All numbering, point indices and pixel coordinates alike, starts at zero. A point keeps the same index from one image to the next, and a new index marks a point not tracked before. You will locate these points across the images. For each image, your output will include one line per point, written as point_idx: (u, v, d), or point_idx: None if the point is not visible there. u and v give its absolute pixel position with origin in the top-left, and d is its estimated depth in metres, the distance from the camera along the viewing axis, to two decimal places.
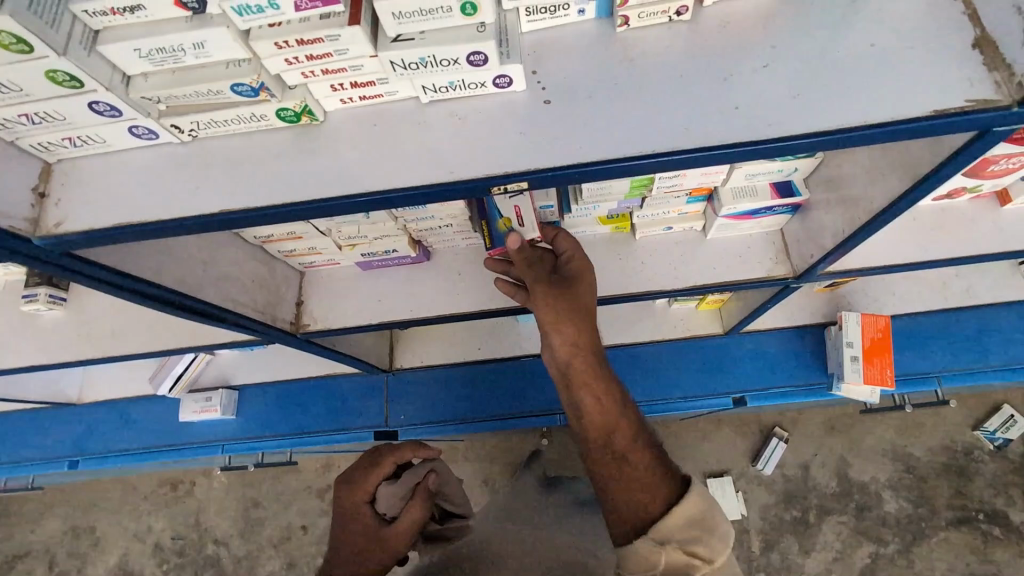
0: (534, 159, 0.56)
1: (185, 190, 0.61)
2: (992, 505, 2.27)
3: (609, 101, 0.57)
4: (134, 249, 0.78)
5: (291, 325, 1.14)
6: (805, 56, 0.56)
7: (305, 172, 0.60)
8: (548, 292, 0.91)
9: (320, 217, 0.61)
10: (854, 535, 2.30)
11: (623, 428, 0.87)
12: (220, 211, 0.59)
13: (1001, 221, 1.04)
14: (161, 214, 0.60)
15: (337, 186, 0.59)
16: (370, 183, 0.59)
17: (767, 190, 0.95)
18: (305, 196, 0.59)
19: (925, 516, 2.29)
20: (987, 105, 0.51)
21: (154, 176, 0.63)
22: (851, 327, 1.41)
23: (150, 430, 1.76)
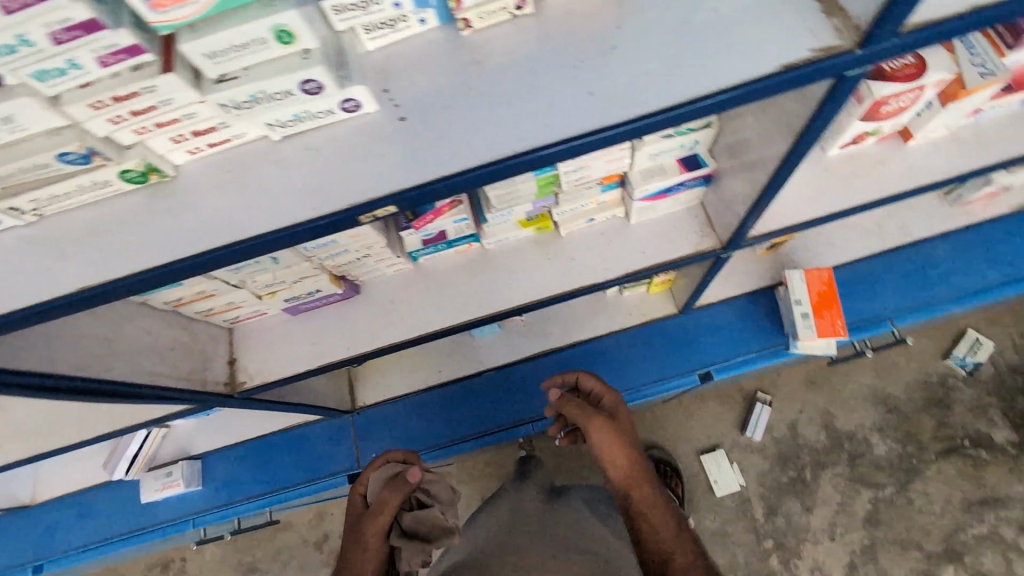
0: (401, 180, 0.54)
1: (41, 273, 0.57)
2: (976, 430, 2.26)
3: (469, 111, 0.55)
4: (18, 341, 0.73)
5: (226, 385, 1.08)
6: (651, 31, 0.55)
7: (164, 233, 0.56)
8: (598, 427, 1.08)
9: (191, 276, 0.57)
10: (850, 483, 2.26)
11: (681, 553, 0.96)
12: (78, 289, 0.55)
13: (907, 159, 1.06)
14: (11, 304, 0.55)
15: (198, 242, 0.55)
16: (233, 232, 0.55)
17: (675, 166, 0.95)
18: (166, 258, 0.55)
19: (914, 452, 2.26)
20: (831, 53, 0.51)
21: (6, 264, 0.58)
22: (798, 284, 1.41)
23: (114, 517, 1.67)
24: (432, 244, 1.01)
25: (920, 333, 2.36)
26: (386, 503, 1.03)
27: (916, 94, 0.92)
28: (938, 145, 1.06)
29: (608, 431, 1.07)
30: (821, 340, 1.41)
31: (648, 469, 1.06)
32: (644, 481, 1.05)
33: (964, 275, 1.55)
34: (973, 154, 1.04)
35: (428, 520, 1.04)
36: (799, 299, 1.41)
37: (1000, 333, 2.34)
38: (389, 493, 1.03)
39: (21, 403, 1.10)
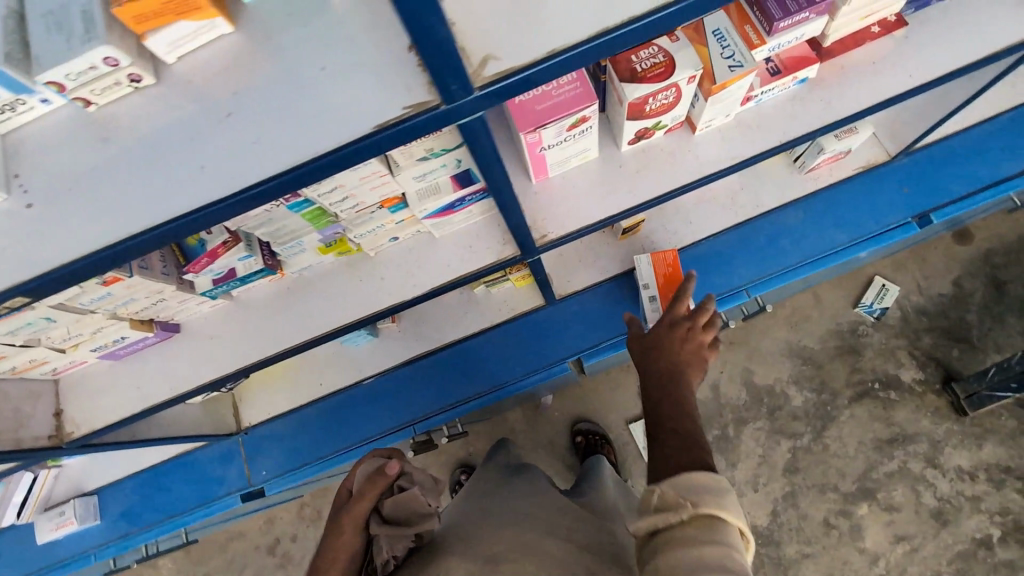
0: (27, 270, 0.54)
1: None
2: (885, 371, 2.25)
3: (91, 192, 0.55)
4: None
5: (51, 438, 1.09)
6: (263, 96, 0.55)
7: None
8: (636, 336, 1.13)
9: None
10: (771, 435, 2.27)
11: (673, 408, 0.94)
12: None
13: (695, 149, 1.07)
14: None
15: None
16: None
17: (449, 183, 0.95)
18: None
19: (828, 400, 2.27)
20: (420, 109, 0.51)
21: None
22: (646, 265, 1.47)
23: (16, 560, 1.69)
24: (225, 282, 1.01)
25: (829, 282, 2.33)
26: (365, 491, 0.87)
27: (673, 92, 0.92)
28: (725, 131, 1.07)
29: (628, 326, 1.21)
30: None
31: (651, 366, 1.04)
32: (643, 372, 1.05)
33: (817, 241, 1.59)
34: (758, 138, 1.05)
35: (407, 506, 0.86)
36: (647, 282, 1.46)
37: (907, 276, 2.31)
38: (364, 482, 0.87)
39: None
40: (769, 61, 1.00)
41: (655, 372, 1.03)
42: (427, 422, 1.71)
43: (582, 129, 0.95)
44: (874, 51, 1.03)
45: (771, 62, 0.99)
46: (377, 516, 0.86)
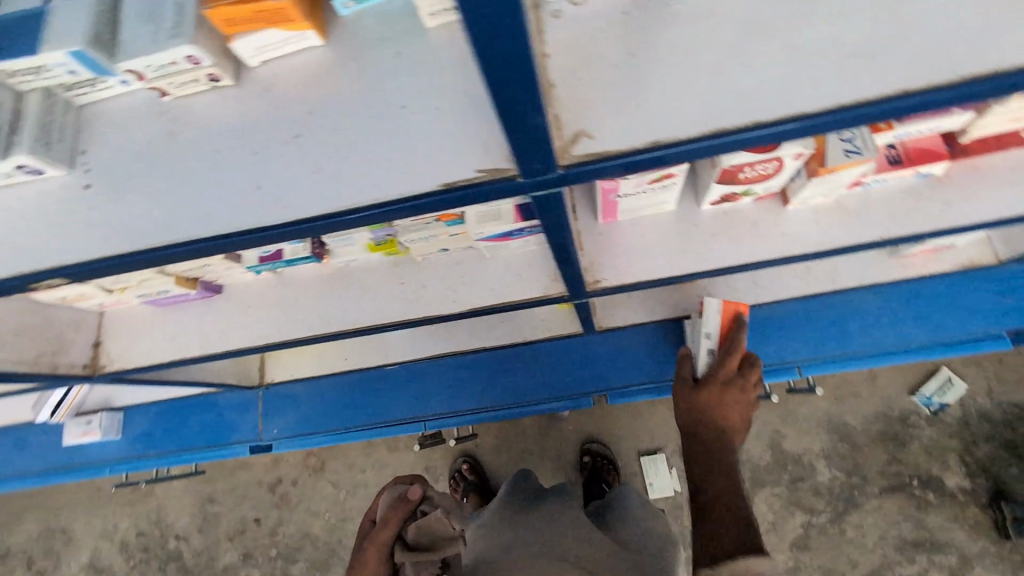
0: (67, 255, 0.53)
1: None
2: (927, 470, 2.08)
3: (144, 186, 0.53)
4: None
5: (86, 367, 1.13)
6: (335, 124, 0.51)
7: None
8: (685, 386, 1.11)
9: None
10: (786, 506, 2.14)
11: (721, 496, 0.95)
12: None
13: (782, 223, 0.98)
14: None
15: None
16: None
17: (510, 212, 0.90)
18: None
19: (857, 483, 2.11)
20: (496, 175, 0.47)
21: None
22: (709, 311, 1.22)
23: (42, 452, 1.81)
24: (270, 261, 1.03)
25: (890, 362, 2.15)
26: (388, 518, 0.85)
27: (774, 165, 0.84)
28: (819, 211, 0.97)
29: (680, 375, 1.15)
30: None
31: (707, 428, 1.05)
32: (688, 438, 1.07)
33: (890, 334, 1.44)
34: (854, 227, 0.94)
35: (431, 532, 0.85)
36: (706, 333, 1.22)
37: (978, 374, 2.11)
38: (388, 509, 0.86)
39: None
40: (892, 147, 0.88)
41: (707, 437, 1.04)
42: (441, 420, 1.68)
43: (665, 184, 0.87)
44: (1016, 159, 0.90)
45: (894, 149, 0.88)
46: (402, 544, 0.85)
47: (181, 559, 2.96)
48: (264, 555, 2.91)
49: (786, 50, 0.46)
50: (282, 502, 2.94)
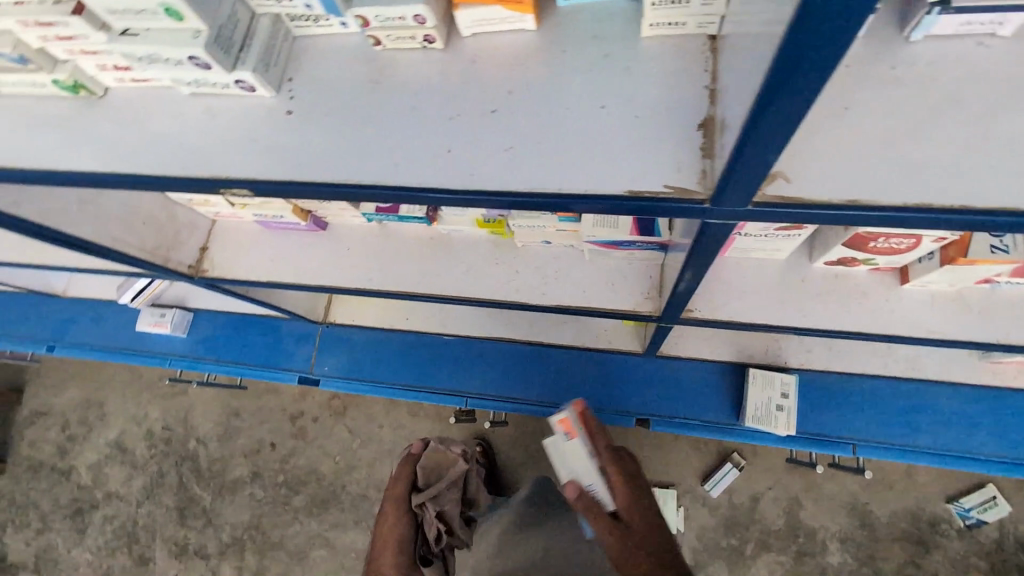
0: (260, 170, 0.57)
1: None
2: None
3: (340, 125, 0.57)
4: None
5: (190, 268, 1.21)
6: (531, 108, 0.54)
7: (78, 142, 0.64)
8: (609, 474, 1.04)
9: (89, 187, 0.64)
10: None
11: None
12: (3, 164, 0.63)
13: (895, 300, 0.95)
14: None
15: (102, 158, 0.62)
16: (125, 162, 0.62)
17: (628, 223, 0.91)
18: (70, 166, 0.62)
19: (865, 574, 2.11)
20: (682, 195, 0.48)
21: None
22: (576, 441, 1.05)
23: (114, 331, 1.95)
24: (384, 213, 1.07)
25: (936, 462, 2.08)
26: (397, 479, 1.34)
27: (911, 241, 0.82)
28: (934, 298, 0.94)
29: (594, 515, 1.00)
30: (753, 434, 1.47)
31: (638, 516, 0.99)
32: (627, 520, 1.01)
33: (958, 437, 1.39)
34: (968, 322, 0.92)
35: (435, 460, 1.40)
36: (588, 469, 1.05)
37: None
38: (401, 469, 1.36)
39: None
40: None
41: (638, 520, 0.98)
42: (480, 401, 1.67)
43: (790, 232, 0.87)
44: None
45: None
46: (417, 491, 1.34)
47: (195, 462, 3.12)
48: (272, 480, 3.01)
49: (1004, 137, 0.46)
50: (299, 435, 3.05)
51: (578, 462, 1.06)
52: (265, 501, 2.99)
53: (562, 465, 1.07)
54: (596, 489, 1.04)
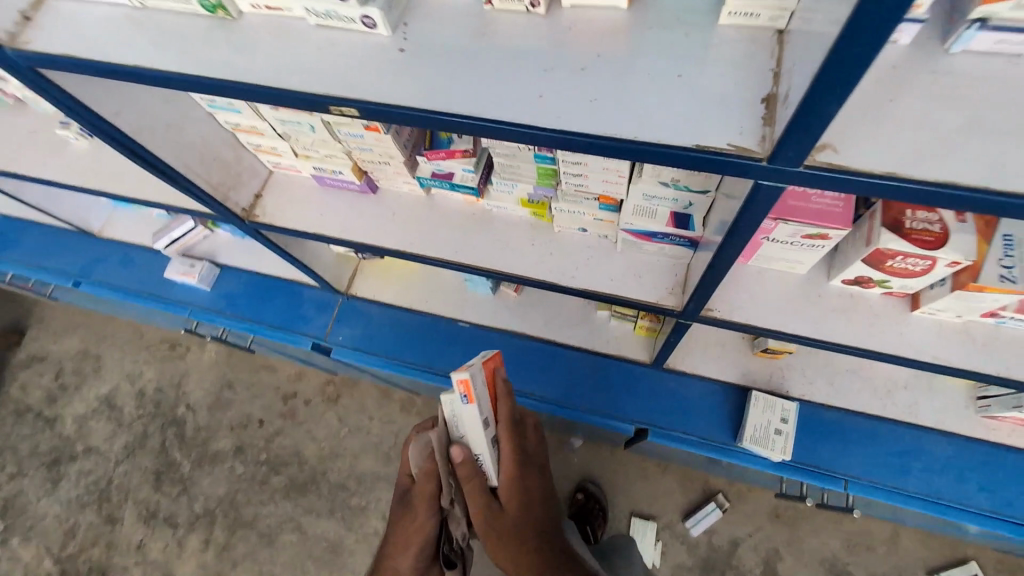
0: (372, 94, 0.66)
1: (139, 49, 0.75)
2: None
3: (446, 65, 0.66)
4: (93, 86, 0.92)
5: (244, 211, 1.28)
6: (617, 70, 0.62)
7: (211, 58, 0.73)
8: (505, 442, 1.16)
9: (215, 95, 0.73)
10: None
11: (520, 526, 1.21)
12: (149, 68, 0.73)
13: (904, 324, 1.01)
14: (112, 62, 0.75)
15: (233, 73, 0.71)
16: (252, 77, 0.70)
17: (665, 216, 0.98)
18: (206, 76, 0.72)
19: None
20: (742, 153, 0.56)
21: (107, 26, 0.77)
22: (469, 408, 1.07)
23: (141, 276, 2.01)
24: (438, 179, 1.11)
25: None
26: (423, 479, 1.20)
27: (927, 264, 0.89)
28: (941, 328, 1.00)
29: (467, 483, 1.14)
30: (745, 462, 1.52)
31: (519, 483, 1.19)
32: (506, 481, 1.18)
33: (946, 488, 1.42)
34: (974, 354, 0.98)
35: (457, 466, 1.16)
36: (470, 432, 1.10)
37: None
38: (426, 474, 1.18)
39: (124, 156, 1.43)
40: None
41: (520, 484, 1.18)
42: None
43: (814, 244, 0.94)
44: None
45: None
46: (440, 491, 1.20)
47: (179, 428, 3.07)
48: (252, 455, 2.96)
49: None
50: (287, 415, 3.02)
51: (468, 422, 1.09)
52: (242, 476, 2.92)
53: (458, 424, 1.11)
54: (483, 459, 1.15)
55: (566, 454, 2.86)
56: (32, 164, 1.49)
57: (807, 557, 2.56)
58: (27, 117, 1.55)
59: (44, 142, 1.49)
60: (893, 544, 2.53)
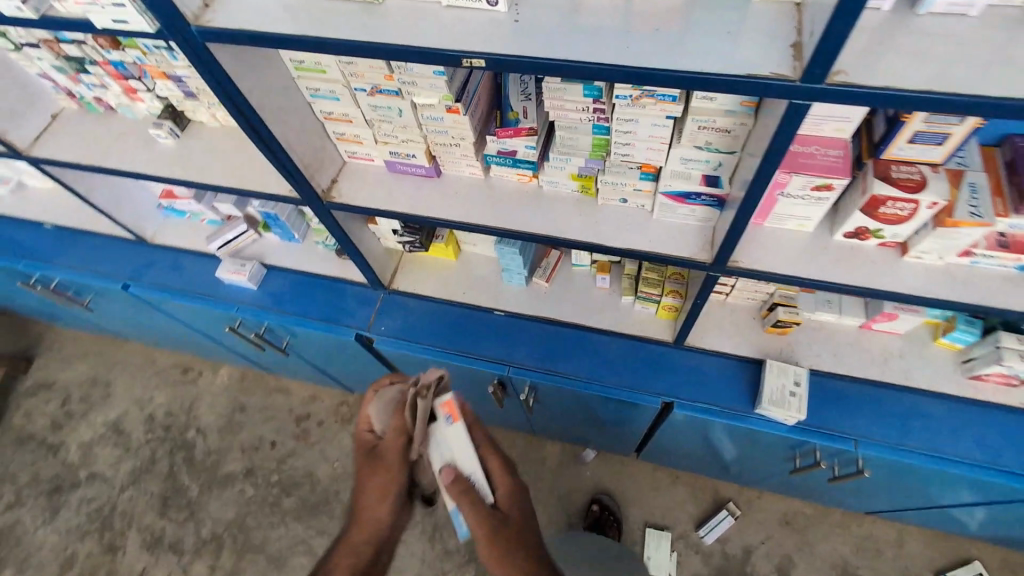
0: (496, 50, 0.88)
1: (300, 24, 0.97)
2: None
3: (552, 30, 0.89)
4: (221, 49, 1.07)
5: (322, 192, 1.46)
6: (681, 31, 0.86)
7: (362, 29, 0.95)
8: (491, 454, 1.29)
9: (365, 56, 0.94)
10: None
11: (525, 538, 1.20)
12: (311, 37, 0.95)
13: (897, 267, 1.21)
14: (279, 33, 0.96)
15: (381, 40, 0.93)
16: (398, 42, 0.92)
17: (698, 177, 1.19)
18: (360, 42, 0.93)
19: None
20: (779, 77, 0.78)
21: (272, 9, 0.99)
22: (454, 425, 1.27)
23: (189, 277, 2.15)
24: (504, 156, 1.34)
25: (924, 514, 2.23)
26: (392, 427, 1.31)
27: (912, 207, 1.11)
28: (928, 270, 1.20)
29: (464, 497, 1.20)
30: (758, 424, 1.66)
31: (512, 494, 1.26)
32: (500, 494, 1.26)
33: (948, 443, 1.57)
34: (957, 288, 1.17)
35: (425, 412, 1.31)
36: (459, 450, 1.26)
37: None
38: (396, 428, 1.30)
39: (211, 153, 1.64)
40: (1002, 235, 1.13)
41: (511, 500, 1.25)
42: (521, 371, 1.83)
43: (822, 196, 1.15)
44: None
45: (1003, 236, 1.13)
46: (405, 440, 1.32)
47: (189, 452, 3.28)
48: (265, 478, 3.14)
49: (983, 65, 0.76)
50: (302, 436, 3.22)
51: (454, 442, 1.26)
52: (254, 498, 3.08)
53: (441, 445, 1.27)
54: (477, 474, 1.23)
55: (579, 467, 2.92)
56: (123, 160, 1.68)
57: (819, 563, 2.61)
58: (118, 123, 1.76)
59: (136, 143, 1.70)
60: (900, 545, 2.60)
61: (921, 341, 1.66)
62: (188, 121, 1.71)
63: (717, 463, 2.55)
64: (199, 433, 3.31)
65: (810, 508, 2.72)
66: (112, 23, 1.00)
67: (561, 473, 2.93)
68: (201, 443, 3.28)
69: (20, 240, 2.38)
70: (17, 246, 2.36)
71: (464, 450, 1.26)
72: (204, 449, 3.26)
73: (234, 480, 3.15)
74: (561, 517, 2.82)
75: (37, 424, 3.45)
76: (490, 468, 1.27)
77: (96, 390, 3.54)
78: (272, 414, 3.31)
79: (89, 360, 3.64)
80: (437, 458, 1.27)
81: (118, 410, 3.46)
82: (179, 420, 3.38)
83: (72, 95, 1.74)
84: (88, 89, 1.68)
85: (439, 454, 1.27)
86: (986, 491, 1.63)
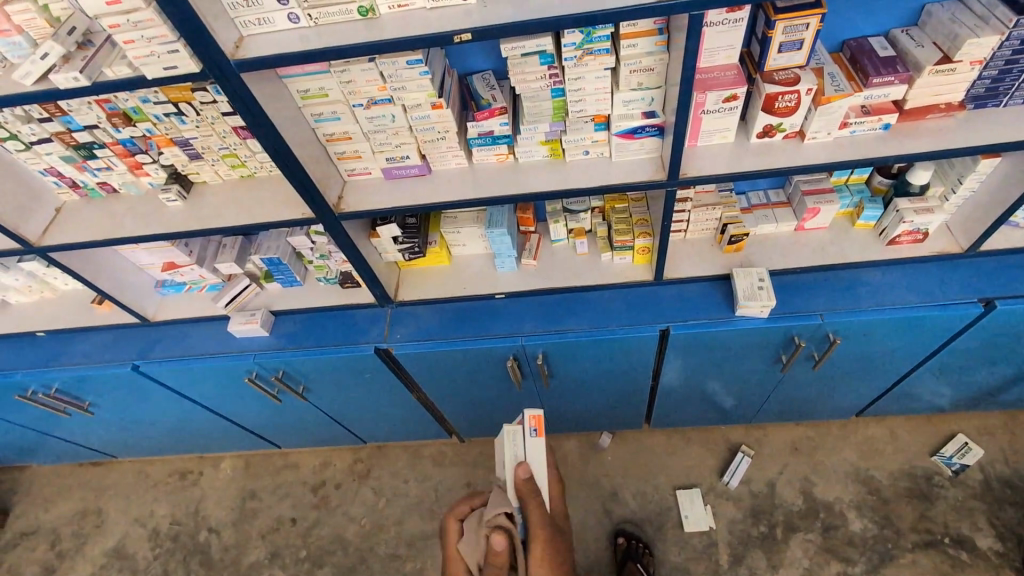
0: (477, 24, 1.21)
1: (320, 42, 1.26)
2: (957, 529, 2.61)
3: (511, 5, 1.23)
4: (252, 80, 1.33)
5: (334, 205, 1.69)
6: None
7: (371, 35, 1.25)
8: (552, 475, 1.67)
9: (378, 51, 1.24)
10: (821, 552, 2.64)
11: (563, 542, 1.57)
12: (334, 47, 1.24)
13: (802, 148, 1.57)
14: (306, 51, 1.25)
15: (390, 39, 1.23)
16: (403, 38, 1.23)
17: (638, 114, 1.53)
18: (374, 44, 1.23)
19: (890, 537, 2.63)
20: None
21: (292, 38, 1.28)
22: (537, 436, 1.58)
23: (202, 342, 2.26)
24: (483, 137, 1.63)
25: (902, 393, 2.53)
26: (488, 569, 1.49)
27: (797, 97, 1.48)
28: (824, 145, 1.57)
29: (533, 497, 1.51)
30: (743, 319, 1.94)
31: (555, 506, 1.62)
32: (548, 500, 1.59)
33: (889, 296, 1.91)
34: (849, 153, 1.54)
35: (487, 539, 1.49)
36: (527, 452, 1.56)
37: None
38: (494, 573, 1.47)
39: (222, 203, 1.84)
40: (864, 106, 1.53)
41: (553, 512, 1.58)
42: (532, 337, 2.04)
43: (732, 106, 1.50)
44: (943, 121, 1.53)
45: (865, 107, 1.53)
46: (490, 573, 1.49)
47: (205, 555, 3.11)
48: (292, 557, 3.03)
49: None
50: (323, 504, 3.17)
51: (531, 446, 1.57)
52: None
53: (524, 452, 1.56)
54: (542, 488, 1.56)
55: (599, 455, 3.03)
56: (137, 227, 1.84)
57: (835, 476, 2.82)
58: (123, 202, 1.92)
59: (147, 211, 1.88)
60: (895, 440, 2.87)
61: (843, 227, 2.03)
62: (191, 184, 1.90)
63: (719, 413, 2.73)
64: (212, 532, 3.17)
65: (811, 431, 2.96)
66: (163, 71, 1.24)
67: (583, 466, 3.02)
68: (217, 541, 3.14)
69: (10, 356, 2.39)
70: (12, 360, 2.37)
71: (537, 457, 1.56)
72: (220, 546, 3.12)
73: (261, 568, 3.02)
74: (596, 505, 2.89)
75: (27, 575, 3.16)
76: (552, 485, 1.66)
77: (87, 521, 3.30)
78: (285, 492, 3.24)
79: (73, 492, 3.41)
80: (513, 454, 1.57)
81: (116, 535, 3.24)
82: (186, 525, 3.22)
83: (75, 185, 1.90)
84: (94, 175, 1.85)
85: (514, 451, 1.57)
86: (932, 331, 1.95)
